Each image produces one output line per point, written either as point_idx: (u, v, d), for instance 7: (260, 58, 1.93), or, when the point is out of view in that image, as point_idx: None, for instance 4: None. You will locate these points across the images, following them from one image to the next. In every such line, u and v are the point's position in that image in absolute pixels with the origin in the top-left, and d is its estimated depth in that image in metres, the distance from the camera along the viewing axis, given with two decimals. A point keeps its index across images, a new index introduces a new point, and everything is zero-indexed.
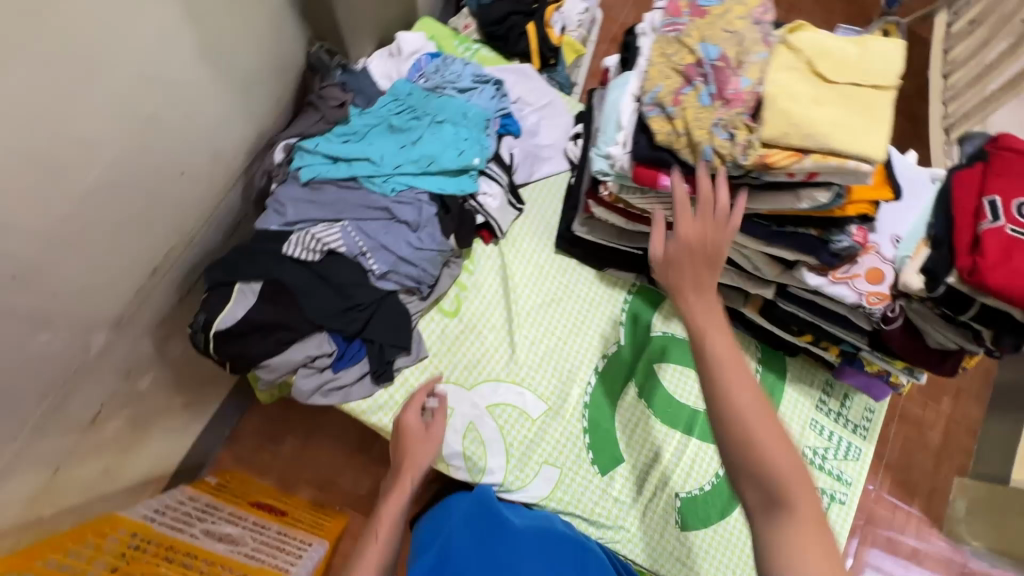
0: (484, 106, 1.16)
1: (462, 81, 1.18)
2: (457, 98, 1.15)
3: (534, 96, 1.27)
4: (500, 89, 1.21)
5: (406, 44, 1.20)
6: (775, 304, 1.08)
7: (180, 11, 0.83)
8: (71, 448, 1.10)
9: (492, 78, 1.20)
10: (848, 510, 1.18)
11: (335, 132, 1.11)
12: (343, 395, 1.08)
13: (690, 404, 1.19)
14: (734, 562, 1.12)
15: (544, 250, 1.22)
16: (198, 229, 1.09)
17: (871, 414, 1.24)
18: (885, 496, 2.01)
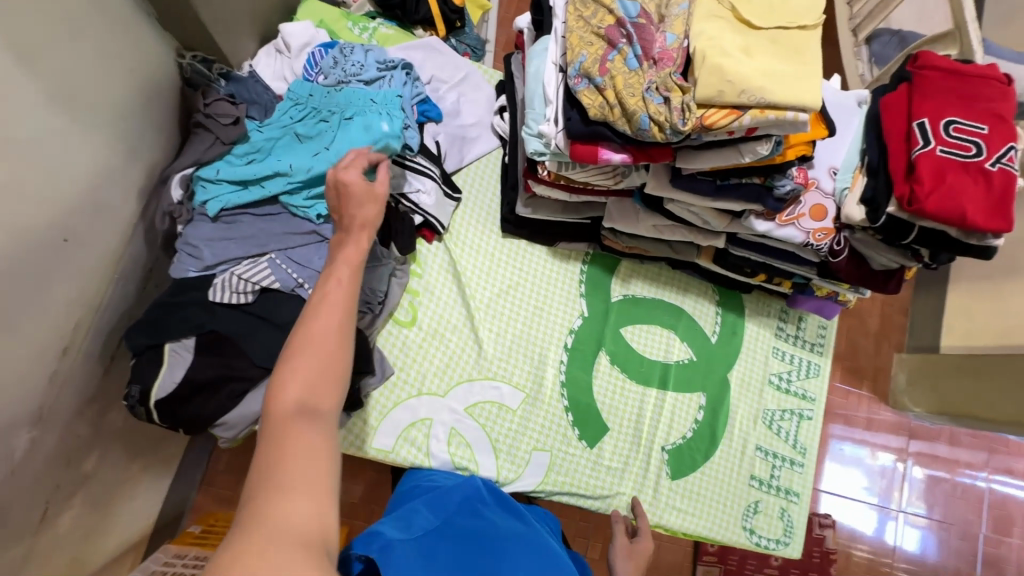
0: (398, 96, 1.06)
1: (367, 72, 1.06)
2: (365, 92, 1.04)
3: (447, 72, 1.18)
4: (411, 72, 1.10)
5: (293, 38, 1.07)
6: (727, 252, 1.08)
7: (6, 54, 0.68)
8: (26, 555, 0.99)
9: (399, 62, 1.08)
10: (815, 424, 1.26)
11: (235, 152, 0.99)
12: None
13: (661, 359, 1.22)
14: (724, 495, 1.19)
15: (491, 237, 1.17)
16: (104, 292, 0.96)
17: (824, 331, 1.30)
18: (838, 385, 2.19)
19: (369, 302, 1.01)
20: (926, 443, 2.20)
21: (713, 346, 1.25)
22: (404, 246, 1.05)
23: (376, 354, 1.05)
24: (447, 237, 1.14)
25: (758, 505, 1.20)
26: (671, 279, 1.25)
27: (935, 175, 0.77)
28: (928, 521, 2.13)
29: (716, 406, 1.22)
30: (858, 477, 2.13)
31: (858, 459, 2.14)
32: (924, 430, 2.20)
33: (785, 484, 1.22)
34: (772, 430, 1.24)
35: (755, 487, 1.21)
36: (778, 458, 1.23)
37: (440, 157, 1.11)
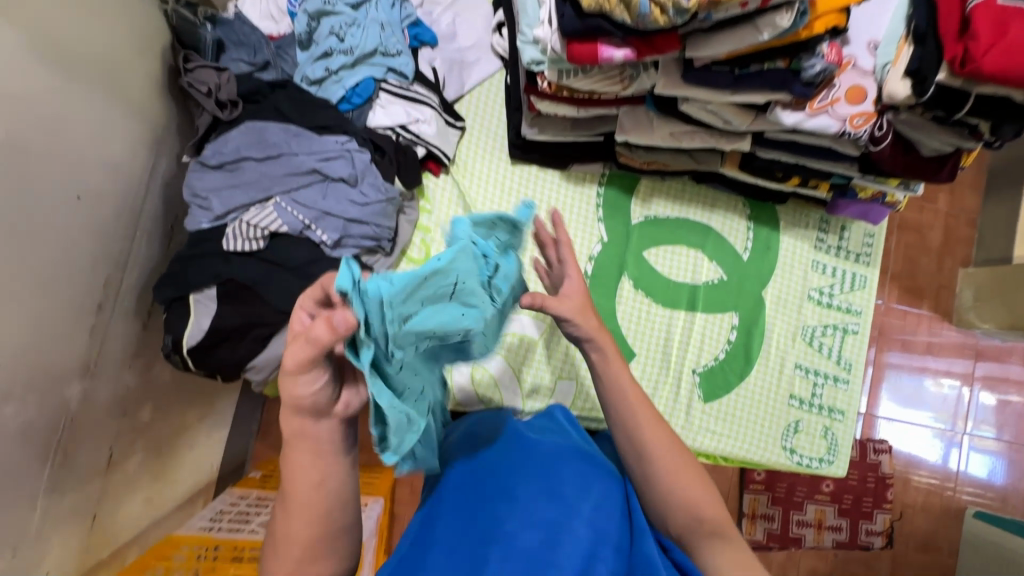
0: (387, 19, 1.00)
1: None
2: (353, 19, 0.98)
3: None
4: None
5: None
6: (754, 156, 0.99)
7: None
8: (100, 494, 1.10)
9: None
10: (862, 338, 1.18)
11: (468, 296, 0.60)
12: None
13: (688, 281, 1.16)
14: (761, 416, 1.15)
15: (500, 165, 1.12)
16: (128, 250, 1.00)
17: (871, 240, 1.19)
18: (895, 306, 2.05)
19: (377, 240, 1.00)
20: (995, 362, 2.05)
21: (745, 263, 1.17)
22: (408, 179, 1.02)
23: None
24: (454, 168, 1.10)
25: (799, 425, 1.15)
26: (696, 196, 1.17)
27: (995, 29, 0.66)
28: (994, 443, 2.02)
29: (750, 326, 1.16)
30: (922, 413, 2.01)
31: (918, 381, 2.03)
32: (993, 349, 2.05)
33: (828, 402, 1.16)
34: (813, 347, 1.17)
35: (795, 406, 1.15)
36: (820, 376, 1.16)
37: (438, 84, 1.05)
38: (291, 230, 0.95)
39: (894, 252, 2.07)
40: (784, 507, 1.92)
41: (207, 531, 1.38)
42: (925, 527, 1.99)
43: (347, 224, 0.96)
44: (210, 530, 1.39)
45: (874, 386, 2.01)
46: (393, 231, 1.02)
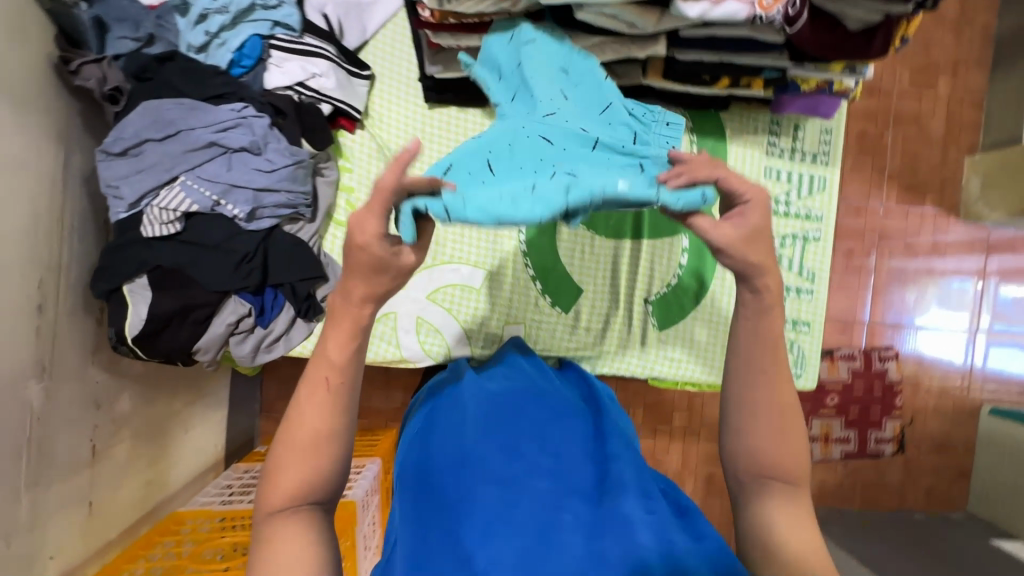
0: None
1: None
2: None
3: None
4: None
5: None
6: (674, 60, 0.91)
7: None
8: (90, 483, 1.16)
9: None
10: (825, 245, 1.11)
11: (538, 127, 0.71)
12: (286, 341, 1.05)
13: (632, 207, 1.10)
14: (723, 338, 1.11)
15: (417, 112, 1.06)
16: (57, 249, 1.01)
17: (829, 136, 1.10)
18: (896, 207, 1.92)
19: (294, 207, 0.98)
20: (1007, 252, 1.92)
21: None
22: (316, 140, 0.98)
23: (323, 260, 1.04)
24: (369, 121, 1.06)
25: None
26: None
27: None
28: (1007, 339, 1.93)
29: (702, 247, 1.10)
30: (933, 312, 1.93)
31: (924, 283, 1.93)
32: (1003, 239, 1.93)
33: (792, 315, 1.11)
34: (772, 261, 1.11)
35: None
36: (782, 290, 1.11)
37: (333, 33, 0.99)
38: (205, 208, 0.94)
39: (891, 148, 1.92)
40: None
41: (211, 505, 1.46)
42: (937, 430, 1.95)
43: (258, 196, 0.94)
44: (213, 503, 1.46)
45: (876, 293, 1.92)
46: (309, 196, 1.00)
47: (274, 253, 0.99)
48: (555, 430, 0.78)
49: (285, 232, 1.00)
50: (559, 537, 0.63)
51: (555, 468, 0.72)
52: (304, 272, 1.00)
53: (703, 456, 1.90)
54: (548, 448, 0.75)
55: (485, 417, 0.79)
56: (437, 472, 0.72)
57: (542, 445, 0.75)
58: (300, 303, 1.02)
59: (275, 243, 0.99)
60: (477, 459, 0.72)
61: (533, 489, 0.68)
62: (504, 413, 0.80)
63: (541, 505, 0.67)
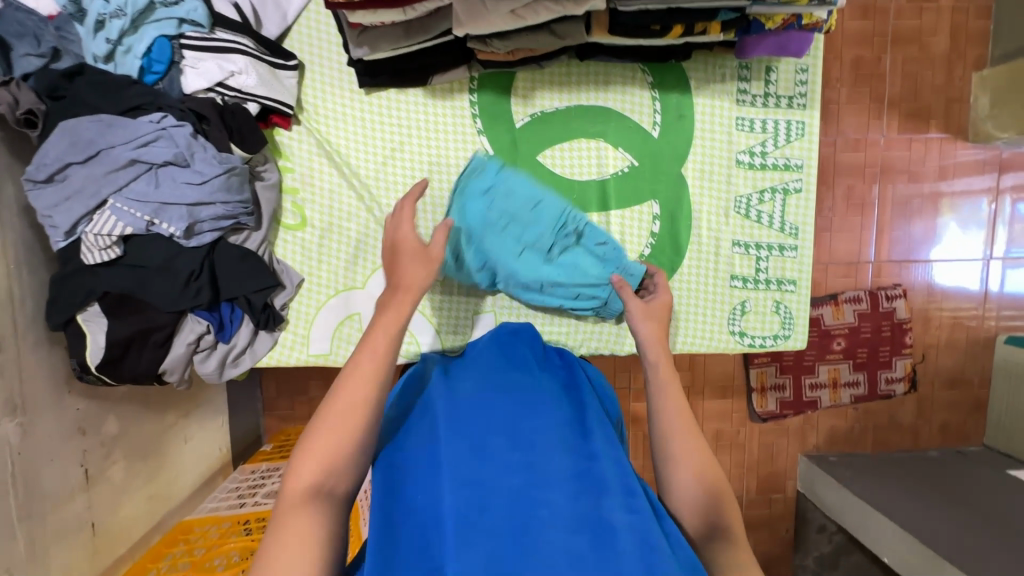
0: None
1: None
2: None
3: None
4: None
5: None
6: (617, 12, 0.82)
7: None
8: (90, 505, 1.19)
9: None
10: (807, 196, 1.03)
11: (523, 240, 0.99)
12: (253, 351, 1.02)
13: (595, 177, 1.03)
14: (704, 306, 1.05)
15: (354, 100, 0.99)
16: (7, 284, 0.99)
17: (805, 75, 1.00)
18: (897, 136, 1.80)
19: (235, 218, 0.93)
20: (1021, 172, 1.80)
21: (657, 142, 1.02)
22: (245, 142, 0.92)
23: (276, 267, 1.00)
24: (305, 116, 0.99)
25: (746, 305, 1.06)
26: (585, 75, 1.00)
27: None
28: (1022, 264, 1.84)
29: (673, 212, 1.03)
30: (951, 232, 1.83)
31: (931, 214, 1.82)
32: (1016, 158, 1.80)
33: (775, 275, 1.05)
34: (751, 219, 1.04)
35: (739, 287, 1.05)
36: (763, 249, 1.04)
37: (248, 23, 0.91)
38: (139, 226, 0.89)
39: (890, 72, 1.77)
40: (791, 375, 1.85)
41: (217, 510, 1.49)
42: (949, 365, 1.88)
43: (192, 210, 0.89)
44: (219, 509, 1.49)
45: (879, 231, 1.82)
46: (251, 203, 0.95)
47: (221, 267, 0.95)
48: (534, 421, 0.69)
49: (231, 244, 0.95)
50: (537, 529, 0.56)
51: (532, 460, 0.63)
52: (253, 283, 0.96)
53: (707, 414, 1.88)
54: (525, 440, 0.65)
55: (453, 412, 0.70)
56: (407, 480, 0.64)
57: (516, 439, 0.66)
58: (258, 314, 0.98)
59: (220, 257, 0.94)
60: (446, 459, 0.63)
61: (505, 486, 0.60)
62: (486, 404, 0.70)
63: (515, 502, 0.58)
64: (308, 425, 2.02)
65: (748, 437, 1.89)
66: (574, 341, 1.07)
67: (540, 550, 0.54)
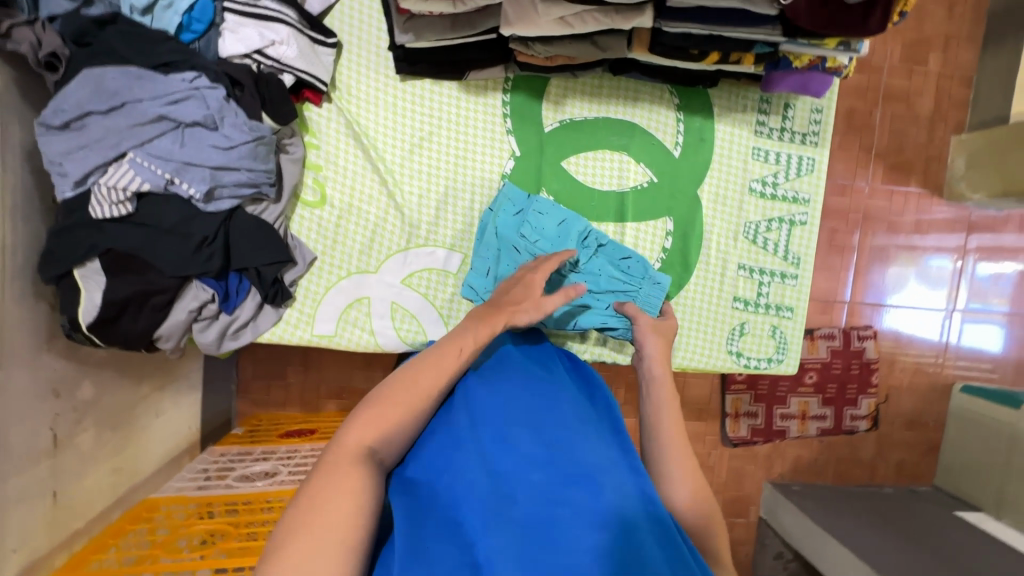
0: None
1: None
2: None
3: None
4: None
5: None
6: (661, 32, 0.86)
7: None
8: (54, 472, 1.12)
9: None
10: (811, 229, 1.09)
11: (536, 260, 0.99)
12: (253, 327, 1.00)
13: (615, 188, 1.06)
14: (706, 324, 1.09)
15: (389, 85, 0.99)
16: (0, 230, 0.94)
17: (819, 116, 1.06)
18: (880, 186, 1.91)
19: (257, 186, 0.92)
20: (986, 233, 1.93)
21: (676, 161, 1.06)
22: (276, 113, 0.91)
23: (290, 242, 0.98)
24: (336, 96, 0.99)
25: (745, 327, 1.10)
26: (616, 90, 1.04)
27: None
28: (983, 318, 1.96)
29: (686, 231, 1.07)
30: (914, 289, 1.94)
31: (904, 263, 1.93)
32: (983, 220, 1.94)
33: (775, 301, 1.09)
34: (757, 245, 1.08)
35: (740, 309, 1.09)
36: (765, 275, 1.09)
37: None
38: (157, 185, 0.87)
39: (879, 126, 1.89)
40: (764, 404, 1.91)
41: (186, 490, 1.42)
42: (909, 407, 1.98)
43: (215, 175, 0.88)
44: (188, 489, 1.43)
45: (858, 273, 1.92)
46: (274, 174, 0.93)
47: (235, 236, 0.93)
48: (558, 420, 0.70)
49: (248, 214, 0.94)
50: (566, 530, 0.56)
51: (556, 455, 0.64)
52: (267, 255, 0.94)
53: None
54: (549, 437, 0.67)
55: (479, 405, 0.71)
56: (435, 466, 0.65)
57: (539, 435, 0.67)
58: (266, 288, 0.97)
59: (236, 225, 0.93)
60: (473, 451, 0.65)
61: (530, 481, 0.61)
62: (514, 405, 0.71)
63: (541, 501, 0.59)
64: (281, 412, 1.96)
65: (718, 460, 1.94)
66: (579, 346, 1.08)
67: (568, 547, 0.55)
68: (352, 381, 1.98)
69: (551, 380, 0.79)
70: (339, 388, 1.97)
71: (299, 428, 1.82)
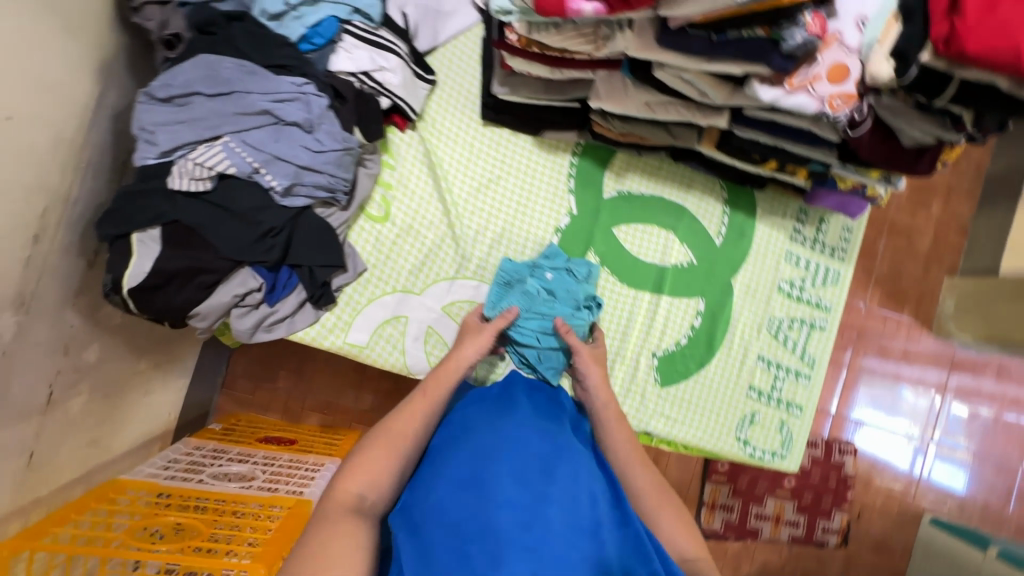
0: None
1: None
2: None
3: None
4: None
5: None
6: (732, 133, 0.95)
7: None
8: (37, 432, 1.08)
9: None
10: (829, 335, 1.15)
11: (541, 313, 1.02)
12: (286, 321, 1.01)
13: (656, 262, 1.12)
14: (719, 406, 1.12)
15: (470, 127, 1.07)
16: (71, 181, 0.96)
17: (849, 234, 1.16)
18: (876, 309, 2.02)
19: (333, 192, 0.96)
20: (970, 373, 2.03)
21: (716, 248, 1.14)
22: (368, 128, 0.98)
23: (346, 249, 1.01)
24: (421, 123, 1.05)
25: (755, 417, 1.13)
26: (673, 174, 1.12)
27: (985, 5, 0.61)
28: (958, 454, 2.02)
29: (715, 314, 1.13)
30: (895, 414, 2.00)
31: (891, 386, 2.01)
32: (968, 360, 2.04)
33: (787, 397, 1.14)
34: (777, 340, 1.14)
35: (753, 398, 1.13)
36: (781, 370, 1.14)
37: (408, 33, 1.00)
38: (242, 167, 0.90)
39: (881, 254, 2.03)
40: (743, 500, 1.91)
41: (155, 479, 1.34)
42: (881, 530, 1.99)
43: (300, 171, 0.92)
44: (158, 478, 1.35)
45: (847, 388, 1.99)
46: (350, 183, 0.98)
47: (300, 233, 0.96)
48: (561, 464, 0.74)
49: (317, 215, 0.97)
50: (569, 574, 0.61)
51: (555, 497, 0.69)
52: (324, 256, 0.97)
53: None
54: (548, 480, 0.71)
55: (494, 443, 0.76)
56: (439, 496, 0.70)
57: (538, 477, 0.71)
58: (314, 288, 0.98)
59: (302, 222, 0.96)
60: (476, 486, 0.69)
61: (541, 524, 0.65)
62: (519, 444, 0.76)
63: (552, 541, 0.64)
64: (259, 416, 1.90)
65: None
66: None
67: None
68: (340, 397, 1.94)
69: (554, 425, 0.84)
70: (325, 402, 1.93)
71: (278, 436, 1.75)
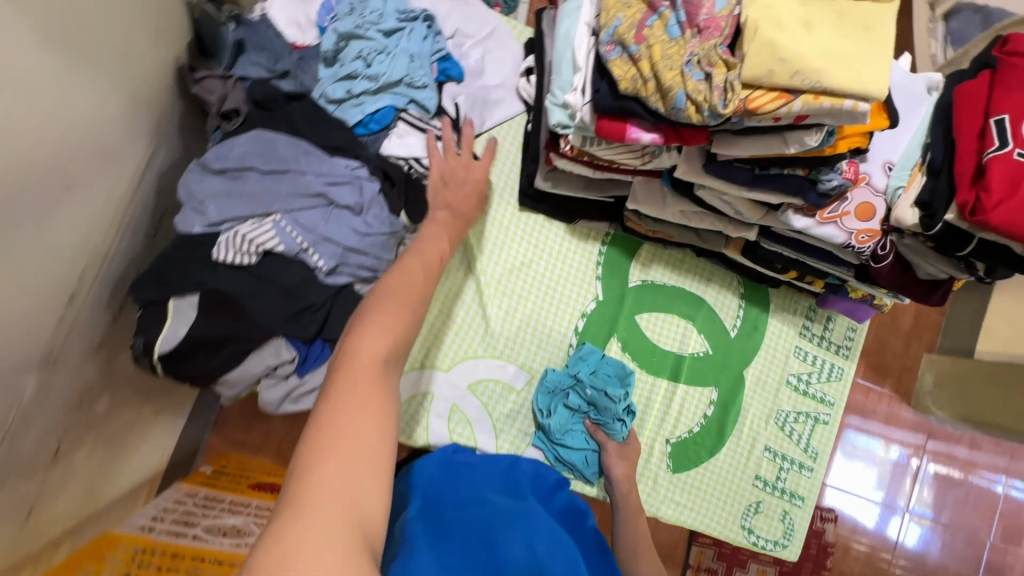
0: (417, 50, 0.98)
1: (386, 21, 0.98)
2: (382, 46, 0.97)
3: (474, 25, 1.10)
4: (433, 25, 1.02)
5: None
6: (758, 244, 1.01)
7: None
8: (38, 489, 1.04)
9: (421, 13, 1.00)
10: (831, 429, 1.21)
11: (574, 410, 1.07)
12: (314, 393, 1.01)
13: (675, 350, 1.17)
14: (726, 493, 1.16)
15: (507, 212, 1.11)
16: (111, 242, 0.96)
17: (853, 334, 1.22)
18: None
19: (374, 271, 0.98)
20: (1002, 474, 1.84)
21: (730, 339, 1.19)
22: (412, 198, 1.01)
23: None
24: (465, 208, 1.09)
25: (760, 506, 1.17)
26: (694, 268, 1.18)
27: (1008, 184, 0.67)
28: None
29: (727, 402, 1.17)
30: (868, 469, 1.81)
31: None
32: (945, 431, 1.85)
33: (790, 487, 1.18)
34: (784, 431, 1.19)
35: (759, 487, 1.17)
36: (787, 461, 1.18)
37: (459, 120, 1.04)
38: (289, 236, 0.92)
39: None
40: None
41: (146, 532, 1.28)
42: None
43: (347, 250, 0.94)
44: (149, 531, 1.29)
45: None
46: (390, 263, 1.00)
47: (339, 309, 0.97)
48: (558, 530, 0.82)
49: (356, 291, 0.98)
50: None
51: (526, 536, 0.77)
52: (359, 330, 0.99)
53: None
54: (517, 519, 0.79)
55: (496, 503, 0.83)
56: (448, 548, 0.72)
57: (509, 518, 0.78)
58: None
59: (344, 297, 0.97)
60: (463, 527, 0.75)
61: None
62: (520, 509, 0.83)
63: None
64: (251, 457, 1.85)
65: None
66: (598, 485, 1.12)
67: None
68: None
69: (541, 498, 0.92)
70: None
71: (271, 482, 1.71)
